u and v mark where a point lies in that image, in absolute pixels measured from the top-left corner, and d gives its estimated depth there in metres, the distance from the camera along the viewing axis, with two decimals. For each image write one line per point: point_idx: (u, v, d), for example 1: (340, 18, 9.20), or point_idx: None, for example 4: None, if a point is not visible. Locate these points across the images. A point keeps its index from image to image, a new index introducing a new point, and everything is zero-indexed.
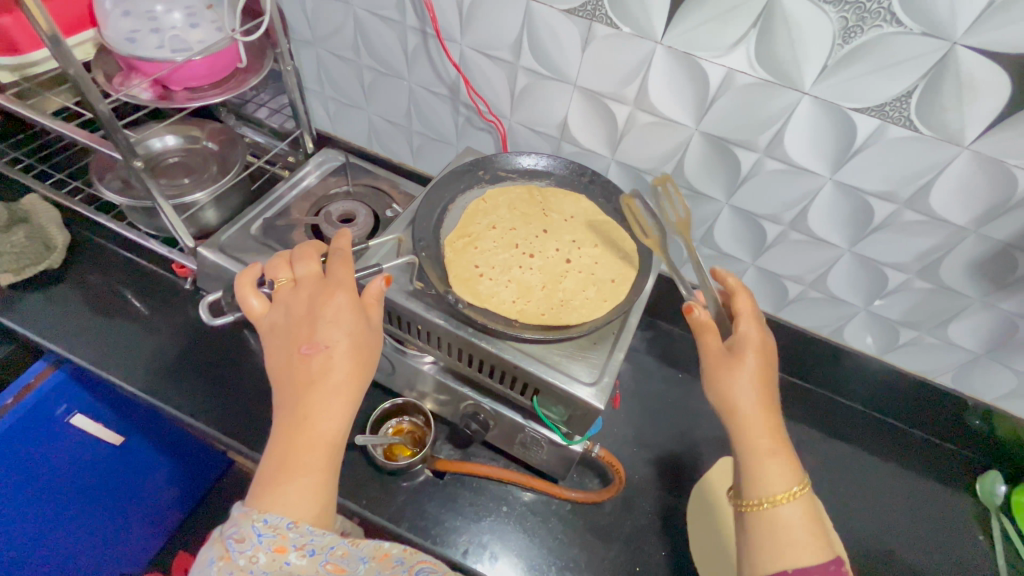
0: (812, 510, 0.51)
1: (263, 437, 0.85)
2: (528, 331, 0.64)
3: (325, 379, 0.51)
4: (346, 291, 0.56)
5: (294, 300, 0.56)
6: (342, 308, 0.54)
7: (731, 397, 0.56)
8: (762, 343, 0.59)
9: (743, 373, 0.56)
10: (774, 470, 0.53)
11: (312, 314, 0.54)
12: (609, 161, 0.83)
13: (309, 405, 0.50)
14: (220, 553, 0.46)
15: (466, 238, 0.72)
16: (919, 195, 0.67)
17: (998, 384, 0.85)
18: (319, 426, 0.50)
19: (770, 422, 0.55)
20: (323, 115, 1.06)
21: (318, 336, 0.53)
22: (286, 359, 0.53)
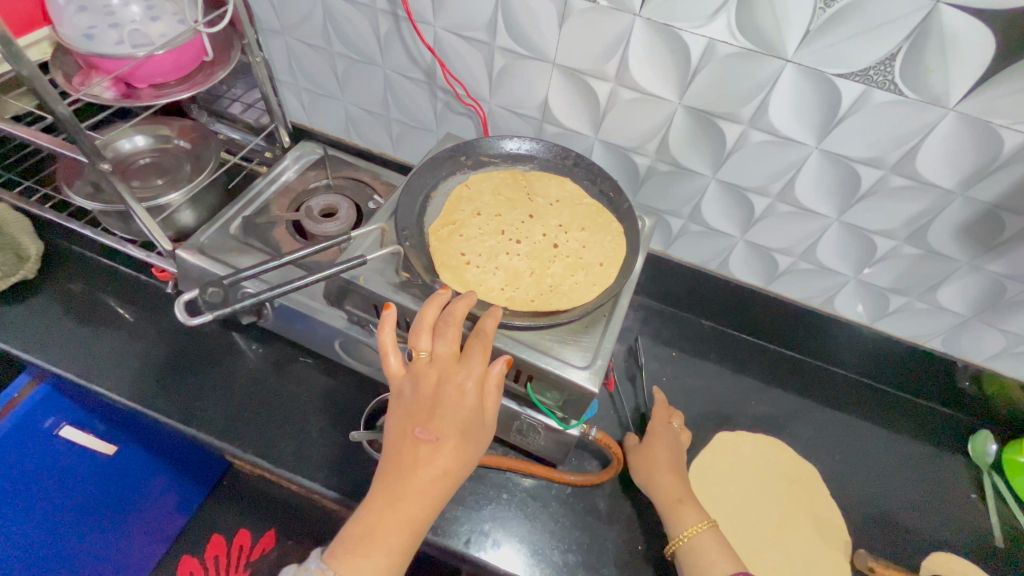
0: (721, 541, 0.70)
1: (258, 438, 0.84)
2: (519, 318, 0.63)
3: (430, 466, 0.51)
4: (474, 382, 0.54)
5: (425, 376, 0.54)
6: (466, 401, 0.53)
7: (644, 473, 0.79)
8: (663, 435, 0.84)
9: (650, 454, 0.81)
10: (686, 516, 0.72)
11: (435, 398, 0.53)
12: (593, 141, 0.82)
13: (407, 488, 0.50)
14: None
15: (451, 226, 0.71)
16: (906, 160, 0.66)
17: (988, 345, 0.86)
18: (410, 510, 0.50)
19: (678, 480, 0.77)
20: (298, 107, 1.03)
21: (438, 424, 0.52)
22: (400, 433, 0.52)
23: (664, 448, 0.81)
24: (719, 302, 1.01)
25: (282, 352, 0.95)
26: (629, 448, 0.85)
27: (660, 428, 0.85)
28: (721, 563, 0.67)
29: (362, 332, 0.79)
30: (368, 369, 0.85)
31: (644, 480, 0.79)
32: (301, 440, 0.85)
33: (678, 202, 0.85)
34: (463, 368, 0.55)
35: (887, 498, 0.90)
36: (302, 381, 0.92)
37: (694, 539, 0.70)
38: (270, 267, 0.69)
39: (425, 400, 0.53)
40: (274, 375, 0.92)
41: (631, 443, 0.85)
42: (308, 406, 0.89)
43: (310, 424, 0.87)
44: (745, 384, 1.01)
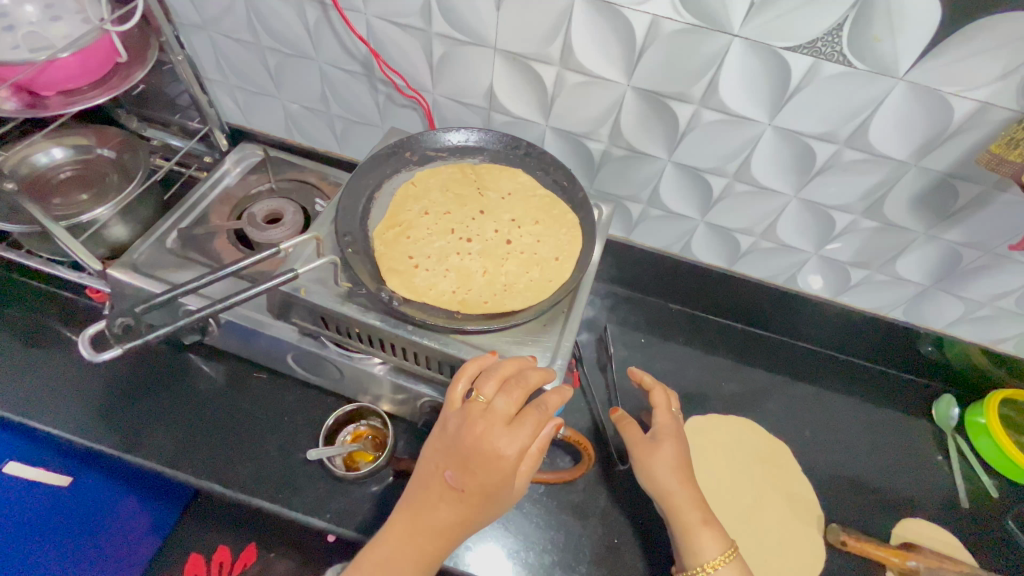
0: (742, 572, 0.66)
1: (214, 461, 0.80)
2: (472, 322, 0.60)
3: (451, 511, 0.55)
4: (514, 451, 0.53)
5: (472, 424, 0.55)
6: (501, 465, 0.53)
7: (658, 480, 0.71)
8: (676, 434, 0.75)
9: (663, 459, 0.72)
10: (707, 541, 0.67)
11: (474, 453, 0.54)
12: (544, 129, 0.78)
13: (426, 522, 0.55)
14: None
15: (397, 228, 0.67)
16: (859, 133, 0.64)
17: (947, 312, 0.86)
18: (426, 545, 0.55)
19: (694, 497, 0.70)
20: (233, 107, 0.97)
21: (468, 479, 0.54)
22: (434, 468, 0.56)
23: (675, 455, 0.72)
24: (685, 285, 0.99)
25: (237, 368, 0.90)
26: (631, 440, 0.75)
27: (668, 425, 0.76)
28: None
29: (314, 344, 0.75)
30: (326, 381, 0.81)
31: (655, 487, 0.71)
32: (261, 460, 0.81)
33: (635, 187, 0.82)
34: (509, 433, 0.54)
35: (859, 468, 0.91)
36: (259, 398, 0.88)
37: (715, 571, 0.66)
38: (207, 280, 0.60)
39: (460, 451, 0.55)
40: (229, 393, 0.87)
41: (638, 436, 0.75)
42: (267, 423, 0.85)
43: (271, 443, 0.83)
44: (715, 365, 1.01)
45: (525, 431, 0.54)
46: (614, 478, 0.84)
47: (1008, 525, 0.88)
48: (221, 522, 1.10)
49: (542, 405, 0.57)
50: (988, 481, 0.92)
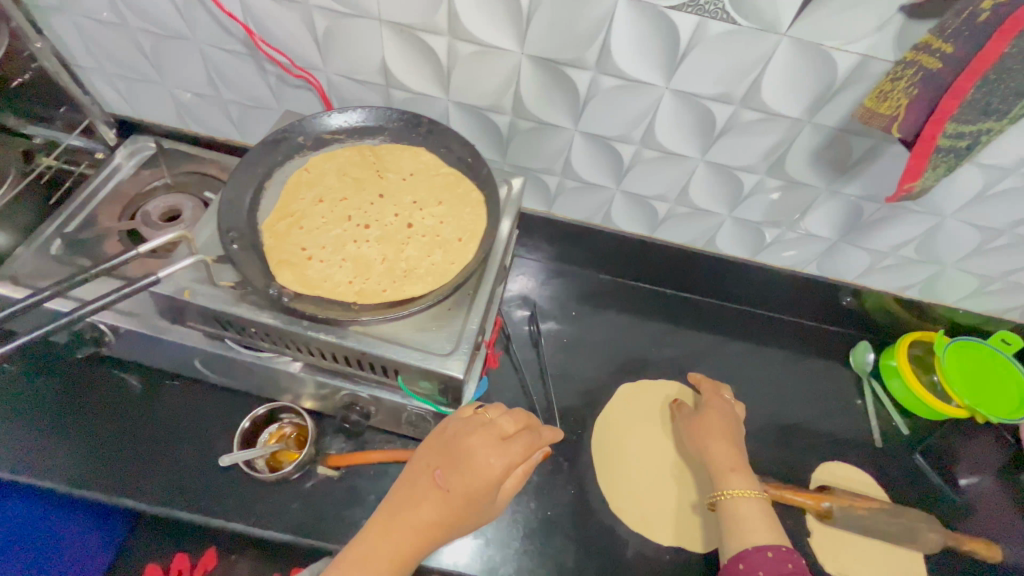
0: (766, 512, 0.70)
1: (127, 477, 0.76)
2: (370, 312, 0.58)
3: (430, 514, 0.53)
4: (503, 460, 0.54)
5: (470, 430, 0.56)
6: (487, 469, 0.53)
7: (701, 440, 0.81)
8: (722, 410, 0.85)
9: (707, 420, 0.82)
10: (738, 485, 0.73)
11: (465, 457, 0.54)
12: (447, 104, 0.75)
13: (405, 518, 0.53)
14: None
15: (288, 218, 0.63)
16: (753, 92, 0.64)
17: (857, 263, 0.89)
18: (399, 544, 0.52)
19: (732, 452, 0.78)
20: (116, 97, 0.89)
21: (452, 483, 0.53)
22: (424, 469, 0.56)
23: (719, 420, 0.82)
24: (611, 254, 1.00)
25: (151, 377, 0.85)
26: (682, 412, 0.87)
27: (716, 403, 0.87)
28: (763, 531, 0.67)
29: (220, 346, 0.71)
30: (241, 382, 0.78)
31: (701, 448, 0.80)
32: (180, 472, 0.78)
33: (548, 159, 0.81)
34: (500, 447, 0.55)
35: (786, 419, 0.95)
36: (176, 407, 0.83)
37: (742, 505, 0.71)
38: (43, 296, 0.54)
39: (447, 459, 0.55)
40: (143, 404, 0.83)
41: (687, 414, 0.87)
42: (186, 432, 0.81)
43: (191, 452, 0.80)
44: (647, 331, 1.02)
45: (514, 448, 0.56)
46: (594, 457, 0.86)
47: (915, 460, 0.94)
48: None
49: (537, 432, 0.60)
50: (899, 420, 0.98)
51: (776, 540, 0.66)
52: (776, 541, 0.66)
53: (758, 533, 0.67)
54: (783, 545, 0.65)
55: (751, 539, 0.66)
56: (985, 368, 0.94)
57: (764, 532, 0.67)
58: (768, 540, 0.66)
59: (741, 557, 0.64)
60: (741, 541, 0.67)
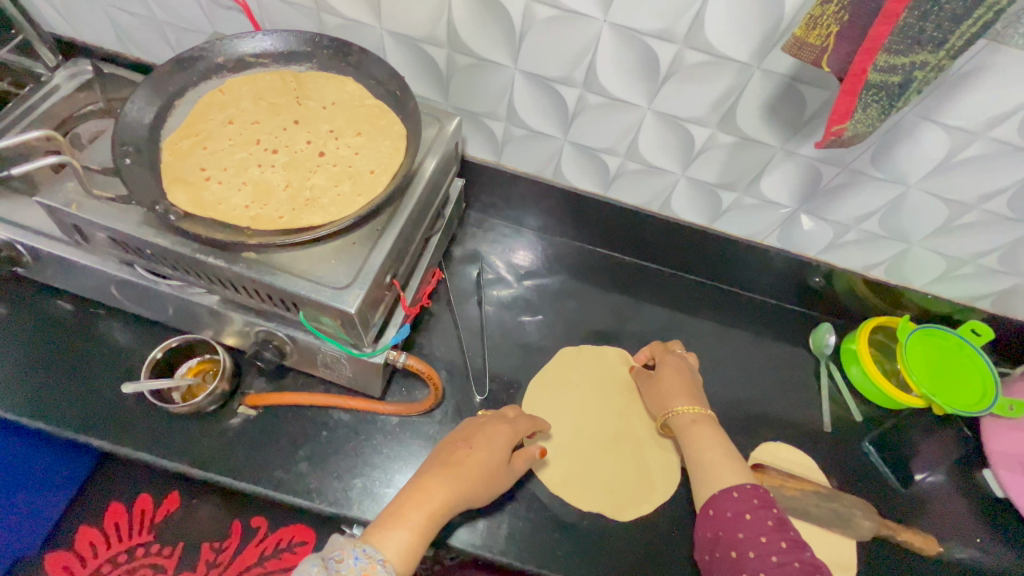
0: (732, 454, 0.70)
1: (39, 399, 0.75)
2: (261, 238, 0.55)
3: (460, 478, 0.62)
4: (509, 431, 0.70)
5: (479, 418, 0.72)
6: (498, 432, 0.69)
7: (662, 396, 0.79)
8: (677, 363, 0.83)
9: (665, 378, 0.81)
10: (703, 439, 0.72)
11: (480, 428, 0.69)
12: (380, 34, 0.71)
13: (437, 475, 0.62)
14: (317, 562, 0.50)
15: (192, 138, 0.60)
16: (696, 29, 0.59)
17: (819, 237, 0.84)
18: (436, 492, 0.60)
19: (689, 402, 0.77)
20: (55, 15, 0.86)
21: (475, 452, 0.65)
22: (444, 446, 0.67)
23: (676, 376, 0.80)
24: (567, 214, 0.95)
25: (78, 304, 0.84)
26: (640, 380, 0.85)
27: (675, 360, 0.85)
28: (730, 474, 0.67)
29: (131, 273, 0.69)
30: (158, 314, 0.76)
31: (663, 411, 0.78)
32: (94, 400, 0.76)
33: (491, 102, 0.76)
34: (511, 431, 0.71)
35: (730, 397, 0.92)
36: (99, 335, 0.82)
37: (704, 453, 0.70)
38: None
39: (468, 437, 0.68)
40: (65, 329, 0.81)
41: (644, 383, 0.84)
42: (104, 360, 0.80)
43: (107, 380, 0.78)
44: (599, 297, 0.99)
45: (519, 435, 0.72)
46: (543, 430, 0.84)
47: (865, 447, 0.90)
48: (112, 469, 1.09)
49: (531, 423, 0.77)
50: (854, 406, 0.93)
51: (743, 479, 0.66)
52: (743, 480, 0.66)
53: (724, 476, 0.67)
54: (749, 484, 0.65)
55: (718, 481, 0.67)
56: (951, 359, 0.89)
57: (730, 475, 0.67)
58: (737, 480, 0.67)
59: (711, 504, 0.65)
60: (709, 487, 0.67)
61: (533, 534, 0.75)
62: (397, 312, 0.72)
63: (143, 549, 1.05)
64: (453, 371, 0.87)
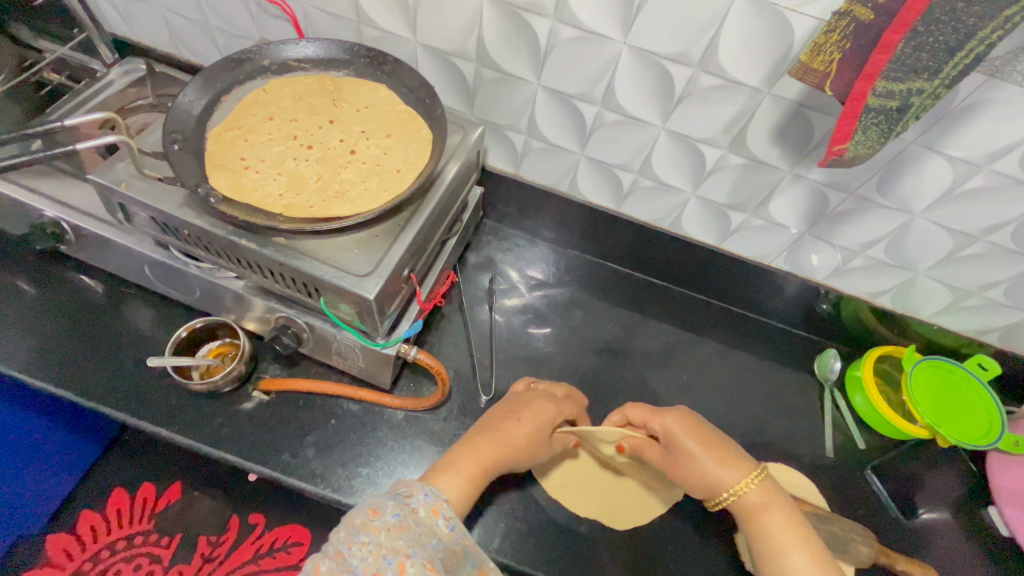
0: (819, 553, 0.59)
1: (67, 371, 0.78)
2: (292, 223, 0.59)
3: (509, 444, 0.66)
4: (558, 407, 0.72)
5: (527, 391, 0.75)
6: (548, 408, 0.71)
7: (701, 482, 0.66)
8: (685, 426, 0.69)
9: (688, 461, 0.67)
10: (777, 527, 0.62)
11: (528, 401, 0.72)
12: (414, 46, 0.76)
13: (487, 436, 0.66)
14: (391, 493, 0.55)
15: (235, 130, 0.65)
16: (709, 54, 0.63)
17: (825, 262, 0.86)
18: (485, 450, 0.64)
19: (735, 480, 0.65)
20: (116, 17, 0.93)
21: (523, 422, 0.68)
22: (495, 413, 0.71)
23: (700, 453, 0.67)
24: (579, 227, 0.98)
25: (112, 286, 0.88)
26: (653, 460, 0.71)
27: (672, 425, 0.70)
28: None
29: (165, 254, 0.73)
30: (186, 296, 0.80)
31: (710, 489, 0.66)
32: (117, 374, 0.79)
33: (513, 115, 0.81)
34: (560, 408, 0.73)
35: (731, 417, 0.93)
36: (126, 314, 0.86)
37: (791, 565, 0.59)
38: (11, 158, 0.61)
39: (519, 411, 0.70)
40: (97, 308, 0.85)
41: (658, 456, 0.71)
42: (130, 339, 0.83)
43: (131, 358, 0.81)
44: (606, 310, 1.01)
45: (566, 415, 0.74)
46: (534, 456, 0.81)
47: (866, 474, 0.90)
48: (146, 459, 1.22)
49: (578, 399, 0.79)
50: (857, 433, 0.93)
51: None
52: None
53: None
54: None
55: None
56: (956, 391, 0.88)
57: None
58: None
59: None
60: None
61: (528, 537, 0.75)
62: (411, 308, 0.75)
63: (141, 536, 1.14)
64: (460, 372, 0.89)
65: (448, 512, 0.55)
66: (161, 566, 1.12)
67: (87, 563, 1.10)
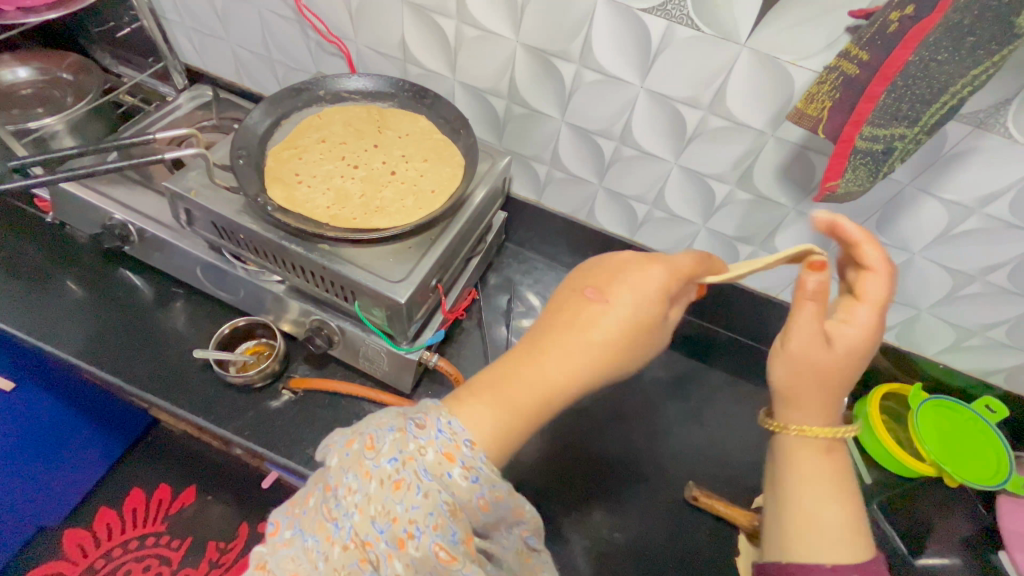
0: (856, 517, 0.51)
1: (117, 360, 0.85)
2: (337, 231, 0.66)
3: (579, 359, 0.51)
4: (664, 270, 0.56)
5: (620, 257, 0.60)
6: (653, 282, 0.55)
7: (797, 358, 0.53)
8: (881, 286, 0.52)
9: (844, 333, 0.52)
10: (821, 469, 0.53)
11: (619, 274, 0.57)
12: (453, 83, 0.85)
13: (551, 341, 0.53)
14: (397, 424, 0.45)
15: (292, 150, 0.74)
16: (718, 99, 0.70)
17: (829, 295, 0.90)
18: (548, 369, 0.51)
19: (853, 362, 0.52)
20: (191, 50, 1.05)
21: (611, 305, 0.54)
22: (573, 292, 0.57)
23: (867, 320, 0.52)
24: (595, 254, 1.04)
25: (162, 286, 0.96)
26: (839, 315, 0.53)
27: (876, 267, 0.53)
28: (849, 548, 0.49)
29: (217, 257, 0.81)
30: (231, 297, 0.87)
31: (796, 382, 0.53)
32: (162, 365, 0.86)
33: (538, 147, 0.88)
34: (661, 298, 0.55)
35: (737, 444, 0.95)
36: (173, 311, 0.93)
37: (824, 512, 0.51)
38: (90, 172, 0.70)
39: (603, 296, 0.55)
40: (148, 306, 0.93)
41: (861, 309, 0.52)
42: (176, 335, 0.90)
43: (175, 352, 0.88)
44: None
45: (682, 271, 0.57)
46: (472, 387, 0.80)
47: (872, 509, 0.90)
48: (167, 458, 1.27)
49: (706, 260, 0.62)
50: (864, 468, 0.94)
51: (862, 559, 0.49)
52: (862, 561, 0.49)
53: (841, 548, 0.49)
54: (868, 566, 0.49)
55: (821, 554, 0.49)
56: (964, 431, 0.89)
57: (847, 553, 0.49)
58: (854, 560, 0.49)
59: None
60: (808, 550, 0.50)
61: None
62: (435, 317, 0.81)
63: (153, 538, 1.19)
64: None
65: (467, 457, 0.43)
66: (170, 569, 1.16)
67: (100, 560, 1.15)
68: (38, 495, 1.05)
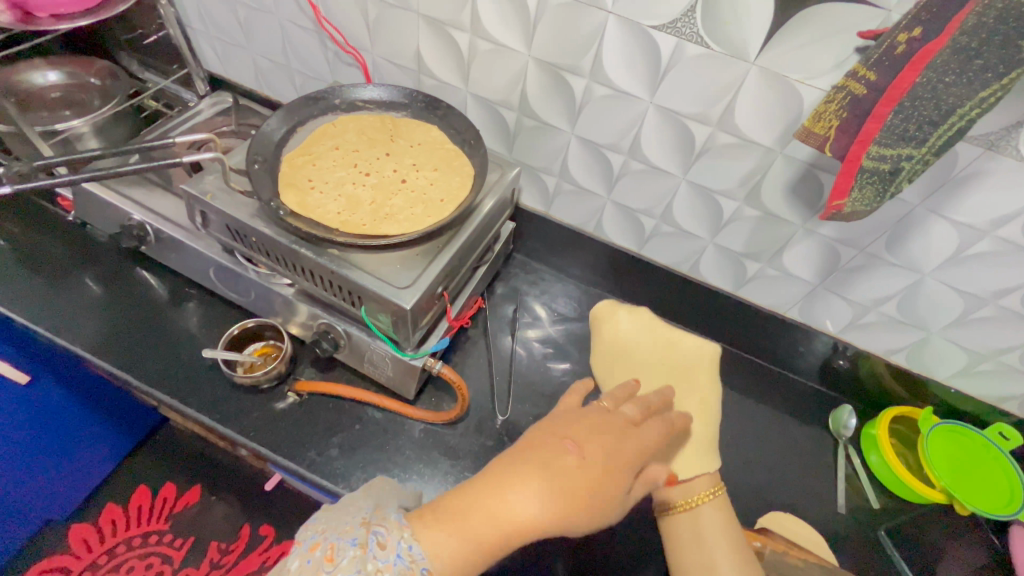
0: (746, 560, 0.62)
1: (130, 357, 0.87)
2: (346, 237, 0.67)
3: (550, 508, 0.48)
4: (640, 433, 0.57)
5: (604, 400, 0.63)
6: (635, 433, 0.57)
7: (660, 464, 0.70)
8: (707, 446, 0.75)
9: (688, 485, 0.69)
10: (714, 529, 0.64)
11: (606, 425, 0.56)
12: (466, 95, 0.86)
13: (526, 466, 0.50)
14: (359, 538, 0.47)
15: (306, 156, 0.76)
16: (727, 116, 0.70)
17: (838, 314, 0.89)
18: (516, 510, 0.47)
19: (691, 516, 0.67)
20: (214, 58, 1.08)
21: (590, 458, 0.51)
22: (554, 432, 0.53)
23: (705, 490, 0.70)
24: (602, 266, 1.04)
25: (176, 285, 0.98)
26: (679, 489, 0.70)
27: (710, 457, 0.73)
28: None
29: (230, 259, 0.83)
30: (241, 298, 0.88)
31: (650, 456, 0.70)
32: (172, 364, 0.88)
33: (548, 159, 0.89)
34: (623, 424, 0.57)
35: (741, 463, 0.93)
36: (186, 311, 0.95)
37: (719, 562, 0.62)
38: (111, 172, 0.72)
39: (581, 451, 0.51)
40: (161, 305, 0.95)
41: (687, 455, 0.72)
42: (187, 334, 0.92)
43: (185, 350, 0.90)
44: None
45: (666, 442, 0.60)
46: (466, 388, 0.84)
47: (878, 534, 0.88)
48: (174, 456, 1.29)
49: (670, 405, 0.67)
50: (871, 492, 0.92)
51: None
52: None
53: None
54: None
55: None
56: (975, 458, 0.87)
57: None
58: None
59: None
60: None
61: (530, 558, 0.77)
62: (440, 324, 0.82)
63: (156, 536, 1.20)
64: (478, 392, 0.93)
65: None
66: (172, 567, 1.16)
67: (104, 556, 1.16)
68: (47, 489, 1.06)
